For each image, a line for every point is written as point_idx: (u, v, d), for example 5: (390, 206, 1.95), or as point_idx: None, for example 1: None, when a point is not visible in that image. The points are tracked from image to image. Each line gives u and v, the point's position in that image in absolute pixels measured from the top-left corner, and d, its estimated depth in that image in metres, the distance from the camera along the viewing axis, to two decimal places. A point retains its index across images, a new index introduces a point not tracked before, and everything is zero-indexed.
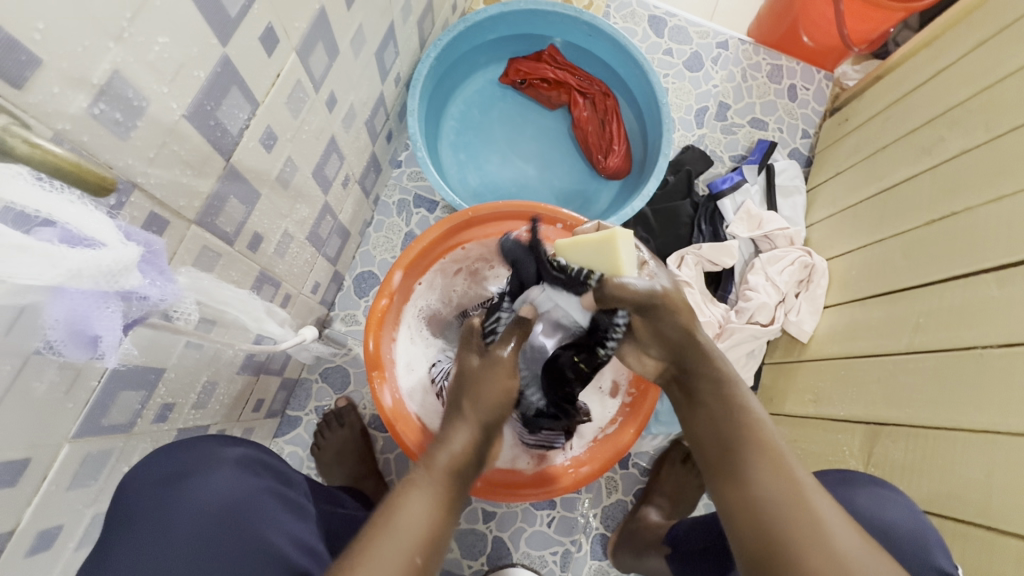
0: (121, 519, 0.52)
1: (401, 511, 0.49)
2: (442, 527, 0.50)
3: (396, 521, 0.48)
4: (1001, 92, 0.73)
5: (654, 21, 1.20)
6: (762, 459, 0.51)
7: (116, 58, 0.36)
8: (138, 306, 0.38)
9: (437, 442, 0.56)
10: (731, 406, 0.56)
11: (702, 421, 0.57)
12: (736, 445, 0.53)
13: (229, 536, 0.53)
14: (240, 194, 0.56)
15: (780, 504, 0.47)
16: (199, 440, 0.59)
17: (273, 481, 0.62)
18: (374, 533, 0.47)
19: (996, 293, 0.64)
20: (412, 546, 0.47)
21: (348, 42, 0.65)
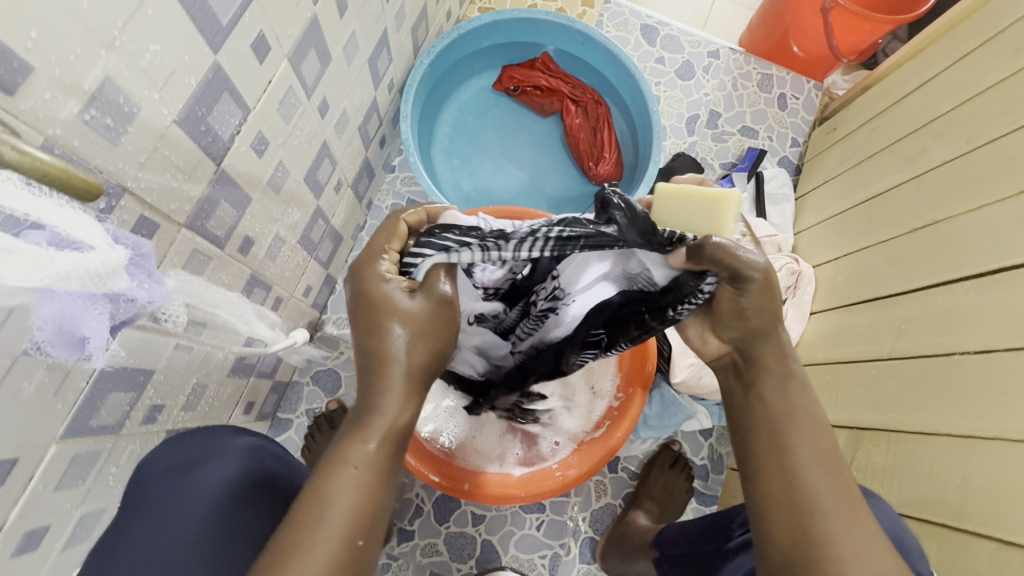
0: (133, 502, 0.55)
1: (332, 490, 0.42)
2: (381, 508, 0.44)
3: (326, 510, 0.42)
4: (981, 104, 0.75)
5: (646, 30, 1.22)
6: (818, 462, 0.47)
7: (108, 66, 0.37)
8: (126, 308, 0.39)
9: (369, 404, 0.46)
10: (792, 401, 0.50)
11: (748, 412, 0.51)
12: (785, 437, 0.48)
13: (233, 522, 0.55)
14: (231, 198, 0.56)
15: (832, 513, 0.44)
16: (207, 431, 0.62)
17: (280, 472, 0.63)
18: (302, 523, 0.41)
19: (975, 301, 0.65)
20: (347, 538, 0.41)
21: (340, 49, 0.66)
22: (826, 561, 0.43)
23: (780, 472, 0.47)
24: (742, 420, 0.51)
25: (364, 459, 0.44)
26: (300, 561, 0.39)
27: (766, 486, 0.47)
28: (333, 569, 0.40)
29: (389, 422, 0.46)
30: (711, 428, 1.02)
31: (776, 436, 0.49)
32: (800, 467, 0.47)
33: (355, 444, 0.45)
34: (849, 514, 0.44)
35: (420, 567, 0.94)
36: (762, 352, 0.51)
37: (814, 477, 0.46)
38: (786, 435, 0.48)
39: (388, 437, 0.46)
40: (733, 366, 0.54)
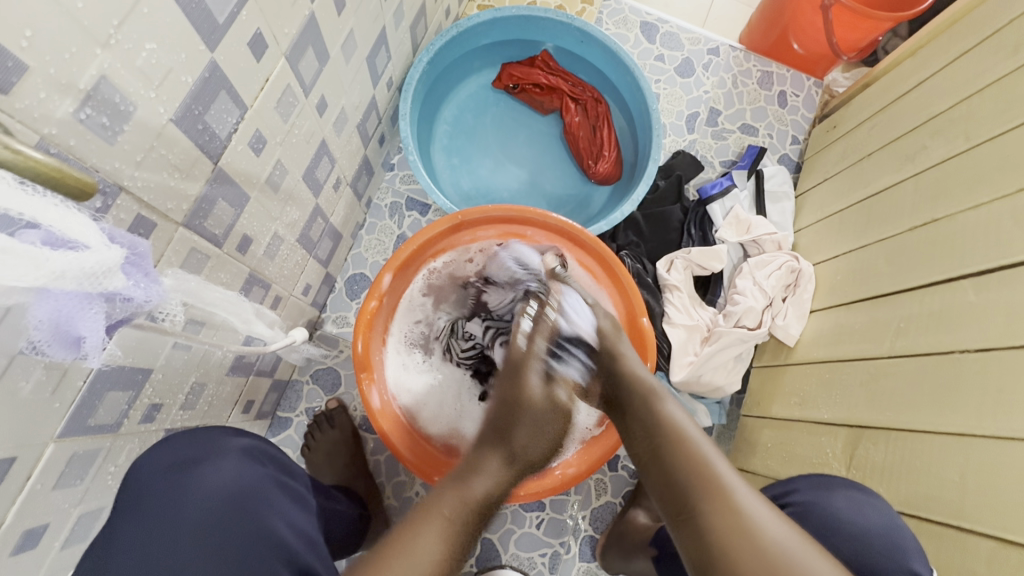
0: (128, 503, 0.54)
1: (419, 536, 0.53)
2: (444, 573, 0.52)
3: (408, 550, 0.52)
4: (977, 103, 0.75)
5: (646, 28, 1.22)
6: (684, 460, 0.54)
7: (104, 65, 0.37)
8: (122, 308, 0.39)
9: (464, 477, 0.61)
10: (656, 418, 0.60)
11: (648, 430, 0.60)
12: (658, 448, 0.57)
13: (228, 521, 0.54)
14: (229, 197, 0.56)
15: (707, 505, 0.50)
16: (202, 430, 0.61)
17: (278, 472, 0.63)
18: (391, 553, 0.51)
19: (974, 299, 0.65)
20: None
21: (338, 47, 0.66)
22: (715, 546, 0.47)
23: (698, 469, 0.53)
24: (647, 445, 0.59)
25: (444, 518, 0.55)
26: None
27: (698, 493, 0.51)
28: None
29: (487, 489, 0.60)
30: (710, 427, 1.02)
31: (677, 444, 0.56)
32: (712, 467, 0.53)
33: (442, 502, 0.57)
34: (716, 499, 0.50)
35: None
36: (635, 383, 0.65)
37: (727, 473, 0.52)
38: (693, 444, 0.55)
39: (465, 502, 0.58)
40: (620, 403, 0.65)
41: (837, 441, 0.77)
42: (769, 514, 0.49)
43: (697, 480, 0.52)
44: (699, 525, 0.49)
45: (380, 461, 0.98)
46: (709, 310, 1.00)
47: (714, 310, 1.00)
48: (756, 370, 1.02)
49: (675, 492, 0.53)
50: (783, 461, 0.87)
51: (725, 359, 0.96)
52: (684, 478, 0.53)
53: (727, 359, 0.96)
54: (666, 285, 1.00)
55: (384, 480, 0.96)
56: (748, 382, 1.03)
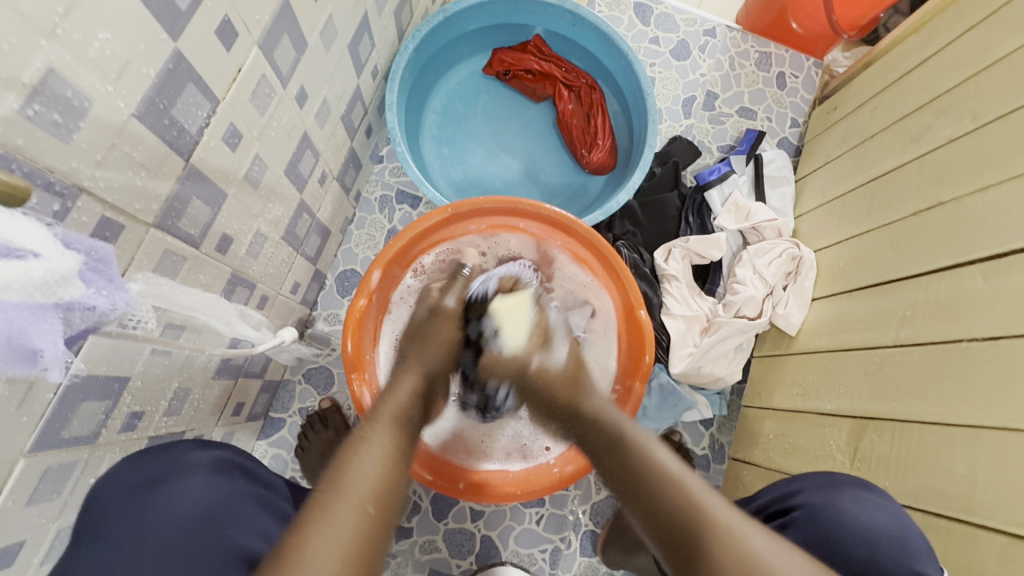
0: (88, 529, 0.50)
1: (348, 466, 0.49)
2: (395, 484, 0.50)
3: (351, 472, 0.49)
4: (985, 80, 0.73)
5: (640, 9, 1.18)
6: (656, 485, 0.51)
7: (50, 56, 0.34)
8: (84, 318, 0.36)
9: (382, 399, 0.60)
10: (624, 446, 0.56)
11: (615, 458, 0.56)
12: (631, 471, 0.54)
13: (204, 540, 0.52)
14: (204, 194, 0.54)
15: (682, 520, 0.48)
16: (167, 445, 0.58)
17: (250, 485, 0.60)
18: (322, 496, 0.47)
19: (982, 286, 0.63)
20: (372, 494, 0.48)
21: (317, 35, 0.63)
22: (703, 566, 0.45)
23: (672, 490, 0.50)
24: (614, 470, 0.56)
25: (385, 436, 0.54)
26: (318, 529, 0.44)
27: (663, 502, 0.50)
28: (352, 531, 0.45)
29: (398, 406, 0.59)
30: (711, 418, 1.01)
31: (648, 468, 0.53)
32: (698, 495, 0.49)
33: (375, 428, 0.55)
34: (695, 520, 0.47)
35: (420, 564, 0.93)
36: (602, 423, 0.60)
37: (699, 489, 0.50)
38: (671, 471, 0.52)
39: (397, 420, 0.57)
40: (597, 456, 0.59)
41: (841, 433, 0.76)
42: (745, 521, 0.47)
43: (692, 517, 0.48)
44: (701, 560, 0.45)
45: None
46: (708, 300, 0.97)
47: (713, 300, 0.98)
48: (756, 360, 1.00)
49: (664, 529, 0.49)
50: (786, 453, 0.85)
51: (725, 350, 0.94)
52: (661, 498, 0.50)
53: (727, 349, 0.94)
54: (664, 275, 0.97)
55: None
56: (749, 372, 1.02)
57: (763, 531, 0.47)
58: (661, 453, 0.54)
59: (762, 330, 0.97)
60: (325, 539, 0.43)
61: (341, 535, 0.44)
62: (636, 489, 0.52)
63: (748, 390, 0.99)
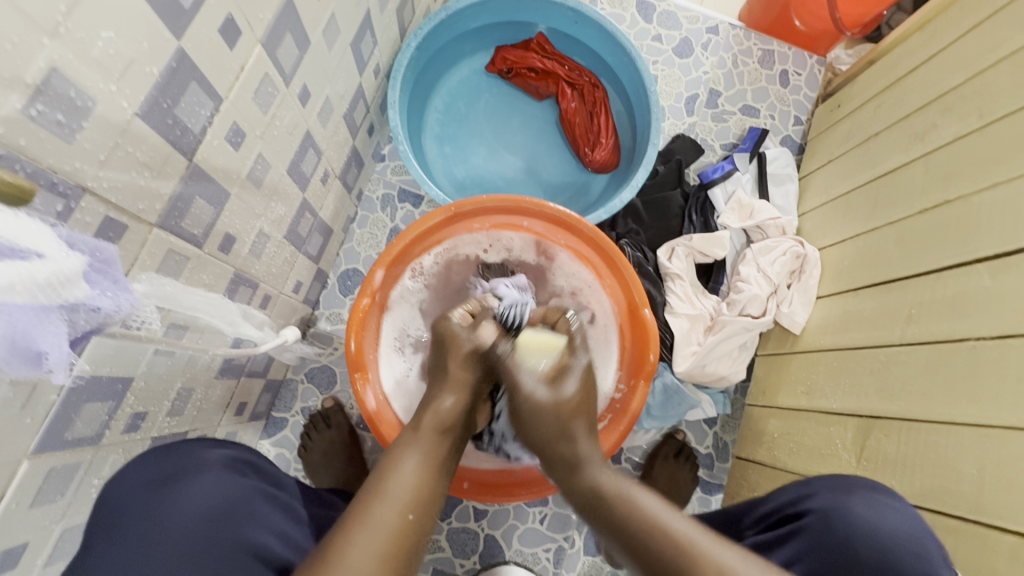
0: (102, 526, 0.50)
1: (391, 476, 0.51)
2: (433, 493, 0.52)
3: (393, 478, 0.51)
4: (992, 77, 0.72)
5: (642, 6, 1.17)
6: (643, 532, 0.48)
7: (53, 55, 0.34)
8: (88, 319, 0.36)
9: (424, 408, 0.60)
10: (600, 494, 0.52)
11: (594, 504, 0.52)
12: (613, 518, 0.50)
13: (219, 537, 0.52)
14: (207, 194, 0.53)
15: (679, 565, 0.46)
16: (178, 443, 0.57)
17: (263, 482, 0.60)
18: (368, 499, 0.49)
19: (989, 285, 0.63)
20: (412, 499, 0.49)
21: (320, 33, 0.62)
22: None
23: (662, 538, 0.47)
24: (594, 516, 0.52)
25: (425, 445, 0.56)
26: (361, 532, 0.46)
27: (655, 551, 0.47)
28: (391, 533, 0.46)
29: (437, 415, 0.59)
30: (715, 417, 1.00)
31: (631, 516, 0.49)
32: (699, 550, 0.47)
33: (416, 436, 0.57)
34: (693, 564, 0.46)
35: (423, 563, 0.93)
36: (578, 467, 0.55)
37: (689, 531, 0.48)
38: (667, 527, 0.48)
39: (442, 429, 0.58)
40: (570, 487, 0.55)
41: (847, 432, 0.75)
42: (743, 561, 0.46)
43: (686, 560, 0.46)
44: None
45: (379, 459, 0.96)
46: (711, 298, 0.97)
47: (717, 298, 0.98)
48: (760, 359, 1.00)
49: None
50: (791, 452, 0.85)
51: (729, 349, 0.94)
52: (651, 544, 0.47)
53: (731, 348, 0.94)
54: (667, 274, 0.97)
55: None
56: (753, 371, 1.01)
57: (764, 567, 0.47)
58: (642, 496, 0.51)
59: (766, 329, 0.96)
60: (360, 541, 0.45)
61: (382, 540, 0.45)
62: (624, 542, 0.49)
63: (752, 388, 0.99)
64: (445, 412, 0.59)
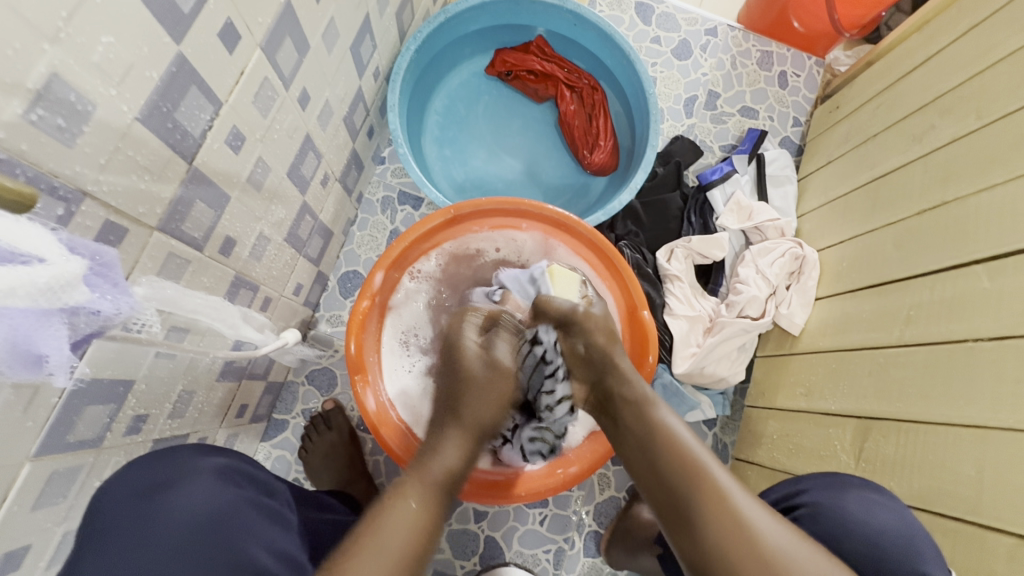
0: (94, 535, 0.50)
1: (378, 529, 0.49)
2: (423, 549, 0.50)
3: (381, 537, 0.49)
4: (989, 79, 0.72)
5: (641, 9, 1.17)
6: (675, 459, 0.53)
7: (54, 61, 0.34)
8: (89, 321, 0.36)
9: (423, 454, 0.58)
10: (646, 420, 0.57)
11: (637, 430, 0.57)
12: (652, 442, 0.55)
13: (208, 547, 0.52)
14: (208, 197, 0.54)
15: (697, 497, 0.49)
16: (171, 450, 0.57)
17: (255, 492, 0.59)
18: (350, 556, 0.47)
19: (987, 285, 0.63)
20: (398, 563, 0.48)
21: (319, 37, 0.63)
22: (712, 543, 0.47)
23: (692, 470, 0.51)
24: (635, 438, 0.57)
25: (419, 499, 0.53)
26: None
27: (681, 474, 0.51)
28: None
29: (440, 466, 0.56)
30: (715, 418, 1.00)
31: (670, 444, 0.54)
32: (713, 478, 0.50)
33: (407, 487, 0.54)
34: (710, 502, 0.49)
35: None
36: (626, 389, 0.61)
37: (719, 473, 0.51)
38: (691, 453, 0.53)
39: (434, 485, 0.55)
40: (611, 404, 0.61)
41: (846, 433, 0.75)
42: (758, 510, 0.49)
43: (703, 493, 0.50)
44: (698, 533, 0.48)
45: (379, 460, 0.96)
46: (711, 300, 0.97)
47: (716, 299, 0.98)
48: (759, 360, 1.00)
49: (678, 506, 0.50)
50: (790, 453, 0.85)
51: (728, 351, 0.94)
52: (681, 473, 0.51)
53: (730, 349, 0.94)
54: (666, 275, 0.97)
55: (384, 480, 0.95)
56: (752, 372, 1.01)
57: (779, 523, 0.48)
58: (684, 433, 0.55)
59: (765, 330, 0.97)
60: None
61: None
62: (647, 454, 0.55)
63: (751, 389, 0.99)
64: (442, 464, 0.57)
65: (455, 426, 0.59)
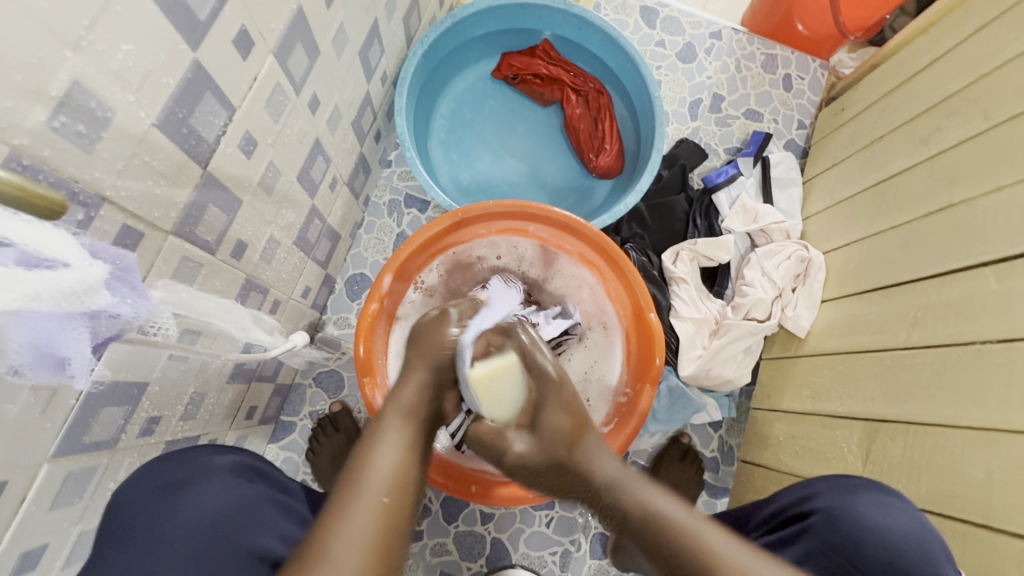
0: (115, 534, 0.50)
1: (366, 466, 0.49)
2: (413, 475, 0.50)
3: (367, 467, 0.49)
4: (995, 82, 0.73)
5: (645, 12, 1.18)
6: (667, 534, 0.51)
7: (75, 69, 0.35)
8: (110, 325, 0.37)
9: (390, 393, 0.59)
10: (625, 494, 0.55)
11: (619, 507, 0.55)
12: (638, 521, 0.53)
13: (230, 541, 0.53)
14: (221, 202, 0.54)
15: (701, 567, 0.48)
16: (184, 449, 0.58)
17: (270, 488, 0.61)
18: (344, 496, 0.46)
19: (994, 288, 0.63)
20: (389, 484, 0.48)
21: (329, 42, 0.64)
22: None
23: (688, 542, 0.50)
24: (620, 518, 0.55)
25: (400, 430, 0.54)
26: (342, 525, 0.44)
27: (681, 550, 0.50)
28: (375, 521, 0.45)
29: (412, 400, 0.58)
30: (721, 420, 1.00)
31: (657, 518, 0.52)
32: (712, 545, 0.49)
33: (389, 424, 0.55)
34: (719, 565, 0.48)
35: (430, 567, 0.93)
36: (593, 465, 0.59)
37: (714, 536, 0.50)
38: (681, 524, 0.51)
39: (411, 414, 0.56)
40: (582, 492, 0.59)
41: (853, 435, 0.76)
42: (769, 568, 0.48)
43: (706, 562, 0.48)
44: None
45: None
46: (716, 302, 0.98)
47: (721, 302, 0.98)
48: (765, 362, 1.00)
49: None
50: (797, 455, 0.85)
51: (734, 353, 0.95)
52: (678, 547, 0.50)
53: (736, 351, 0.94)
54: (672, 278, 0.97)
55: None
56: (758, 374, 1.02)
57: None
58: (665, 501, 0.54)
59: (771, 332, 0.97)
60: (342, 537, 0.43)
61: (368, 531, 0.44)
62: (646, 546, 0.52)
63: (757, 392, 0.99)
64: (411, 395, 0.58)
65: (418, 368, 0.61)
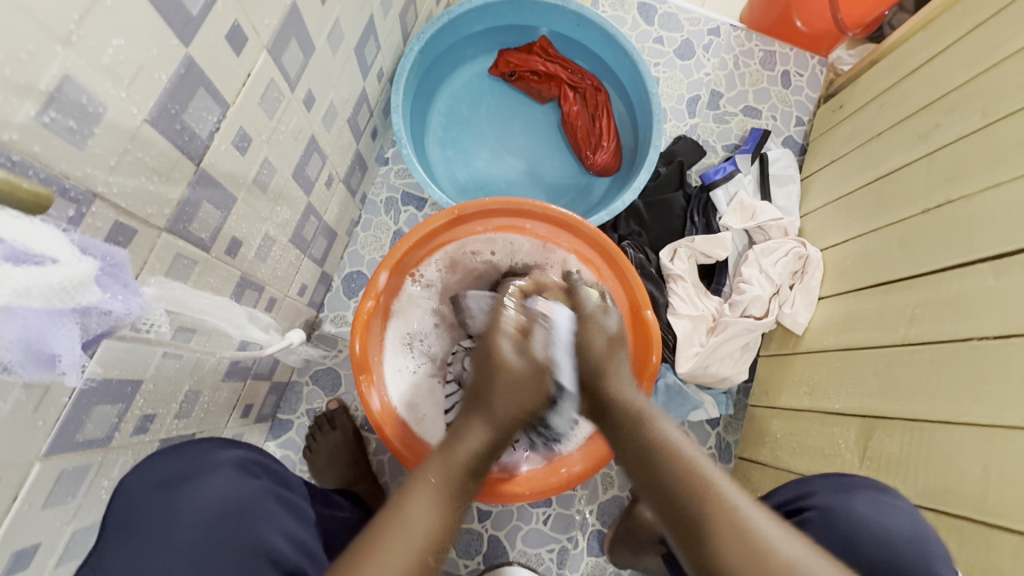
0: (119, 526, 0.51)
1: (407, 514, 0.50)
2: (446, 534, 0.51)
3: (406, 519, 0.50)
4: (994, 77, 0.72)
5: (644, 9, 1.17)
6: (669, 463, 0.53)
7: (66, 63, 0.34)
8: (100, 321, 0.36)
9: (452, 436, 0.57)
10: (640, 428, 0.58)
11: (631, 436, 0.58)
12: (645, 449, 0.56)
13: (229, 538, 0.52)
14: (215, 198, 0.54)
15: (690, 493, 0.51)
16: (190, 443, 0.58)
17: (274, 484, 0.60)
18: (379, 539, 0.48)
19: (992, 284, 0.63)
20: (423, 544, 0.49)
21: (324, 38, 0.63)
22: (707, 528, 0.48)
23: (686, 472, 0.52)
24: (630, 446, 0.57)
25: (447, 482, 0.54)
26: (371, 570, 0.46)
27: (675, 477, 0.52)
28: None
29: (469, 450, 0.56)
30: (718, 417, 1.00)
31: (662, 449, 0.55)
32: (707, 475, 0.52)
33: (438, 471, 0.55)
34: (707, 493, 0.50)
35: None
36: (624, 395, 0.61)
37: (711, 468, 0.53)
38: (688, 460, 0.53)
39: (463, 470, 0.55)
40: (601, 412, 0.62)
41: (850, 432, 0.76)
42: (762, 516, 0.49)
43: (696, 495, 0.50)
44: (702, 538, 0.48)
45: (383, 460, 0.97)
46: (714, 299, 0.97)
47: (719, 299, 0.98)
48: (763, 359, 1.00)
49: (679, 505, 0.51)
50: (794, 452, 0.85)
51: (732, 350, 0.94)
52: (678, 479, 0.52)
53: (734, 349, 0.94)
54: (669, 275, 0.97)
55: (388, 480, 0.95)
56: (755, 371, 1.02)
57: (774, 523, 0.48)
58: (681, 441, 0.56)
59: (769, 329, 0.97)
60: None
61: None
62: (648, 477, 0.54)
63: (755, 389, 0.99)
64: (473, 449, 0.56)
65: (477, 416, 0.58)
